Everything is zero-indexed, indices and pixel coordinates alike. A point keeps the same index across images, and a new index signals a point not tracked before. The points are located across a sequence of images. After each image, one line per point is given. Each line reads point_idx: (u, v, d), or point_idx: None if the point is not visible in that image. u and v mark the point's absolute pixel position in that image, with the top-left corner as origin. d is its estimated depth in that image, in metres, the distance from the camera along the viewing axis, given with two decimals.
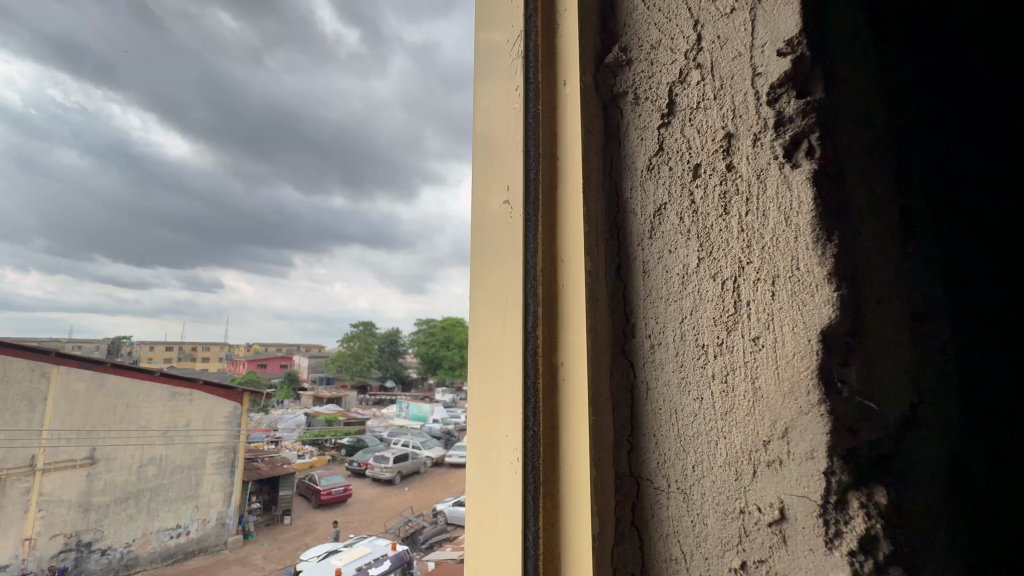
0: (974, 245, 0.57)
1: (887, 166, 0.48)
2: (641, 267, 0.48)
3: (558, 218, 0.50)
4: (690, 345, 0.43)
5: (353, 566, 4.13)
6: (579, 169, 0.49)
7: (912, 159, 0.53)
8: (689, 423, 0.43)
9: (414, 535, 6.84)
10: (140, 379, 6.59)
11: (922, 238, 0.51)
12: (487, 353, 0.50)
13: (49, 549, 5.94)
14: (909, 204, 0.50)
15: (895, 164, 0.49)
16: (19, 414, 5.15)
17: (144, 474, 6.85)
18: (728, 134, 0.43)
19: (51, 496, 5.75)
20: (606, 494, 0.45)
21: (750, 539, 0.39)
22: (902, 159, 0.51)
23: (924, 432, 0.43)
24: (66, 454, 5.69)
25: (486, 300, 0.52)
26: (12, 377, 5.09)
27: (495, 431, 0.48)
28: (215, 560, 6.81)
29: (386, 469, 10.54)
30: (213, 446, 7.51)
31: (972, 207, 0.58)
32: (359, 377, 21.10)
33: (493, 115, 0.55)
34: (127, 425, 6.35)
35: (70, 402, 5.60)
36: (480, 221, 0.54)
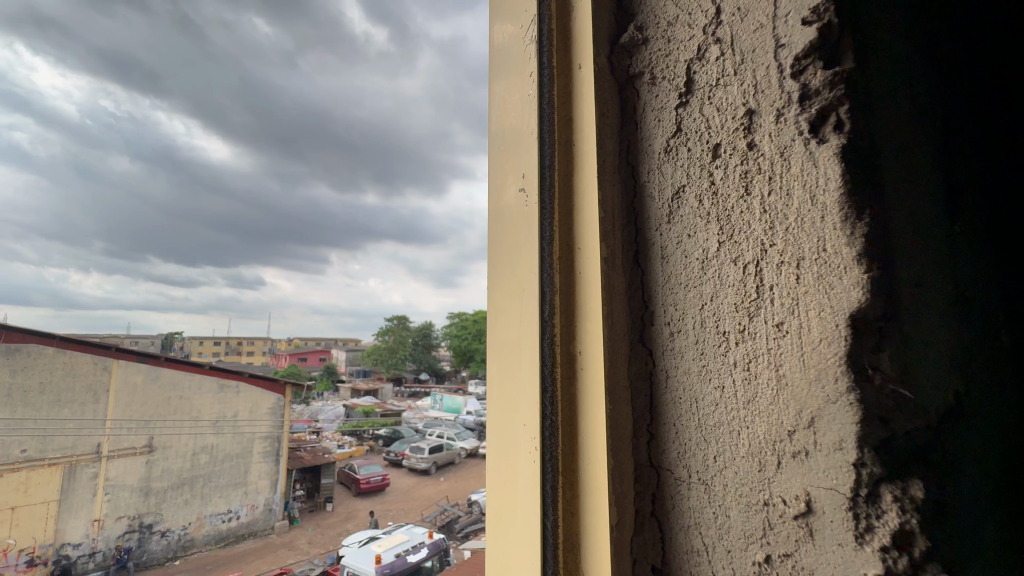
0: (999, 214, 0.51)
1: (923, 141, 0.44)
2: (660, 253, 0.47)
3: (574, 204, 0.49)
4: (711, 331, 0.42)
5: (393, 552, 4.25)
6: (593, 155, 0.48)
7: (936, 116, 0.48)
8: (711, 413, 0.42)
9: (450, 524, 7.02)
10: (192, 373, 7.05)
11: (949, 205, 0.45)
12: (504, 342, 0.50)
13: (115, 529, 6.34)
14: (939, 172, 0.45)
15: (924, 129, 0.45)
16: (85, 405, 5.91)
17: (197, 461, 7.08)
18: (748, 111, 0.41)
19: (116, 481, 6.31)
20: (624, 485, 0.45)
21: (775, 533, 0.37)
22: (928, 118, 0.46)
23: (962, 437, 0.39)
24: (128, 441, 6.31)
25: (503, 288, 0.52)
26: (79, 370, 5.90)
27: (513, 420, 0.48)
28: (263, 545, 7.22)
29: (422, 460, 10.78)
30: (259, 437, 7.65)
31: (995, 171, 0.52)
32: (395, 369, 21.54)
33: (507, 104, 0.55)
34: (180, 416, 6.85)
35: (129, 394, 6.35)
36: (497, 210, 0.54)
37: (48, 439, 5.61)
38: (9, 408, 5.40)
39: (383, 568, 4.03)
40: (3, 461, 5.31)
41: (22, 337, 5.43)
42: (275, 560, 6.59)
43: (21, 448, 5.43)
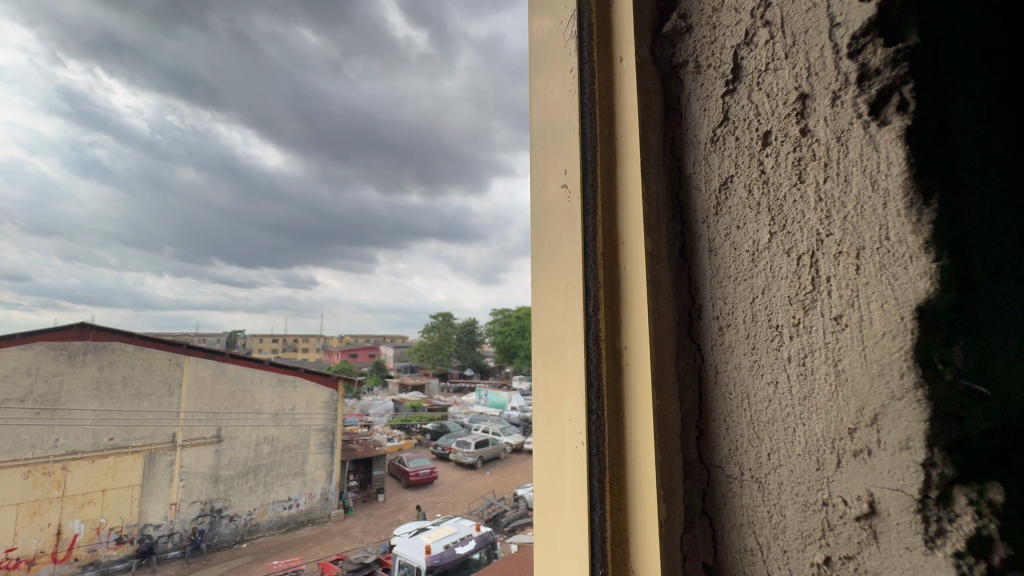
0: None
1: (987, 114, 0.40)
2: (708, 245, 0.46)
3: (618, 198, 0.48)
4: (763, 325, 0.41)
5: (443, 543, 4.35)
6: (636, 148, 0.48)
7: (997, 77, 0.43)
8: (763, 409, 0.41)
9: (497, 517, 7.09)
10: (252, 368, 7.50)
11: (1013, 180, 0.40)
12: (549, 338, 0.51)
13: (190, 512, 6.79)
14: (1003, 140, 0.40)
15: (988, 98, 0.41)
16: (161, 397, 6.60)
17: (261, 451, 7.46)
18: (801, 95, 0.40)
19: (190, 468, 6.79)
20: (673, 480, 0.44)
21: (835, 535, 0.35)
22: (988, 82, 0.41)
23: None
24: (199, 431, 6.83)
25: (546, 284, 0.52)
26: (156, 366, 6.59)
27: (558, 414, 0.48)
28: (320, 532, 7.60)
29: (468, 454, 10.96)
30: (315, 429, 8.00)
31: None
32: (441, 365, 21.93)
33: (549, 100, 0.55)
34: (244, 408, 7.27)
35: (199, 388, 6.94)
36: (540, 206, 0.55)
37: (132, 428, 6.32)
38: (98, 400, 6.18)
39: (433, 559, 4.14)
40: (94, 447, 6.06)
41: (108, 336, 6.27)
42: (332, 547, 6.93)
43: (108, 436, 6.16)
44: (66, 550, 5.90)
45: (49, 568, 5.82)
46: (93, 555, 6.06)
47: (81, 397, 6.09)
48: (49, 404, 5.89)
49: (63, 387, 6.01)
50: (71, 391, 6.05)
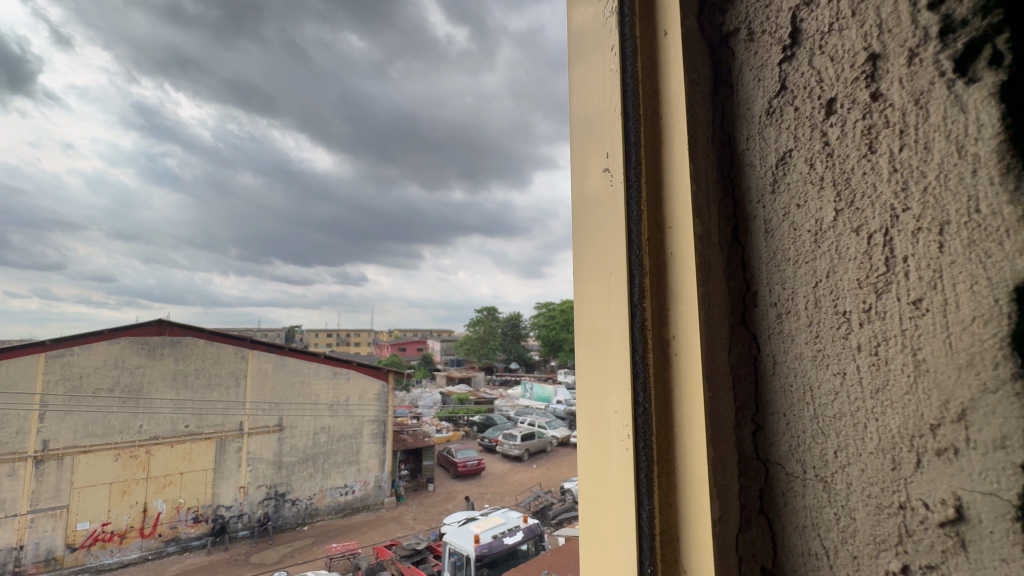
0: None
1: None
2: (764, 227, 0.43)
3: (663, 179, 0.46)
4: (827, 312, 0.37)
5: (491, 533, 4.42)
6: (682, 127, 0.45)
7: None
8: (829, 402, 0.37)
9: (544, 510, 7.11)
10: (309, 361, 7.91)
11: None
12: (592, 331, 0.49)
13: (257, 495, 7.26)
14: None
15: None
16: (229, 387, 7.11)
17: (318, 439, 7.85)
18: (872, 55, 0.35)
19: (256, 454, 7.27)
20: (726, 477, 0.42)
21: (913, 540, 0.32)
22: None
23: None
24: (263, 420, 7.30)
25: (589, 272, 0.50)
26: (224, 358, 7.11)
27: (603, 407, 0.47)
28: (375, 518, 7.93)
29: (514, 446, 11.06)
30: (368, 420, 8.33)
31: None
32: (486, 359, 22.23)
33: (588, 82, 0.53)
34: (302, 399, 7.70)
35: (262, 379, 7.43)
36: (580, 193, 0.53)
37: (204, 416, 6.86)
38: (175, 390, 6.68)
39: (481, 548, 4.22)
40: (172, 433, 6.63)
41: (182, 331, 6.83)
42: (386, 532, 7.21)
43: (184, 423, 6.70)
44: (152, 526, 6.45)
45: (138, 543, 6.36)
46: (174, 531, 6.60)
47: (159, 387, 6.61)
48: (133, 392, 6.44)
49: (143, 378, 6.51)
50: (152, 381, 6.57)
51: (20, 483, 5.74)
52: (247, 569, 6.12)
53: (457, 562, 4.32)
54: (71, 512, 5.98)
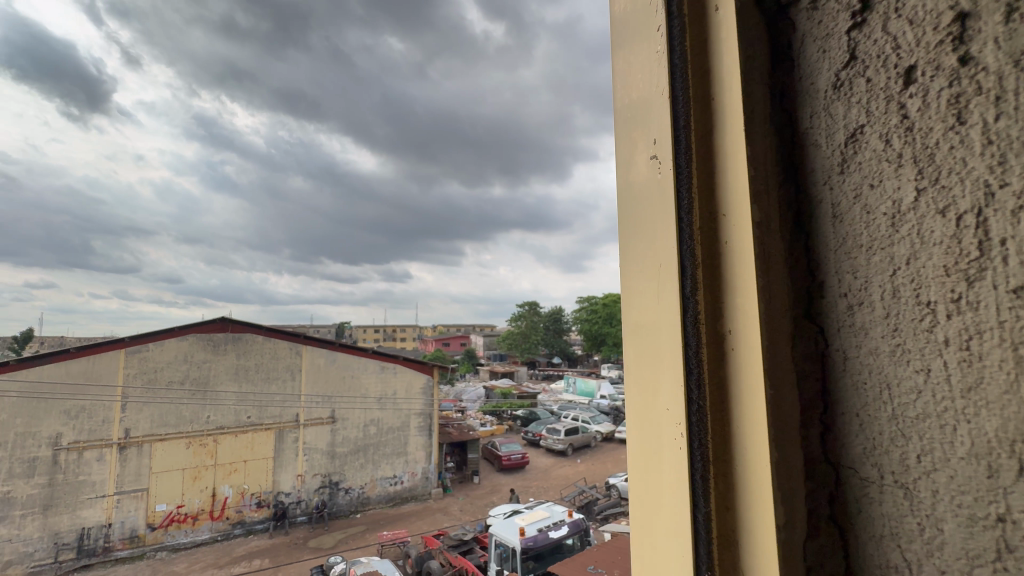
0: None
1: None
2: (831, 211, 0.40)
3: (716, 166, 0.44)
4: (908, 303, 0.34)
5: (536, 526, 4.44)
6: (737, 112, 0.42)
7: None
8: (911, 402, 0.34)
9: (589, 505, 7.06)
10: (357, 357, 8.22)
11: None
12: (642, 327, 0.47)
13: (313, 483, 7.63)
14: None
15: None
16: (286, 380, 7.53)
17: (368, 431, 8.14)
18: (958, 14, 0.31)
19: (311, 444, 7.64)
20: (794, 479, 0.39)
21: (1015, 558, 0.27)
22: None
23: None
24: (317, 412, 7.67)
25: (636, 265, 0.49)
26: (280, 353, 7.54)
27: (654, 404, 0.45)
28: (423, 508, 8.15)
29: (558, 441, 11.05)
30: (414, 413, 8.57)
31: None
32: (529, 354, 22.29)
33: (633, 68, 0.51)
34: (353, 392, 8.02)
35: (315, 372, 7.80)
36: (627, 182, 0.51)
37: (264, 408, 7.30)
38: (237, 382, 7.14)
39: (526, 541, 4.25)
40: (236, 424, 7.09)
41: (242, 329, 7.28)
42: (434, 522, 7.40)
43: (247, 414, 7.16)
44: (220, 509, 6.93)
45: (208, 524, 6.85)
46: (240, 515, 7.06)
47: (223, 380, 7.08)
48: (200, 384, 6.92)
49: (210, 372, 6.99)
50: (217, 374, 7.04)
51: (107, 467, 6.28)
52: (306, 552, 6.46)
53: (502, 553, 4.38)
54: (150, 495, 6.50)
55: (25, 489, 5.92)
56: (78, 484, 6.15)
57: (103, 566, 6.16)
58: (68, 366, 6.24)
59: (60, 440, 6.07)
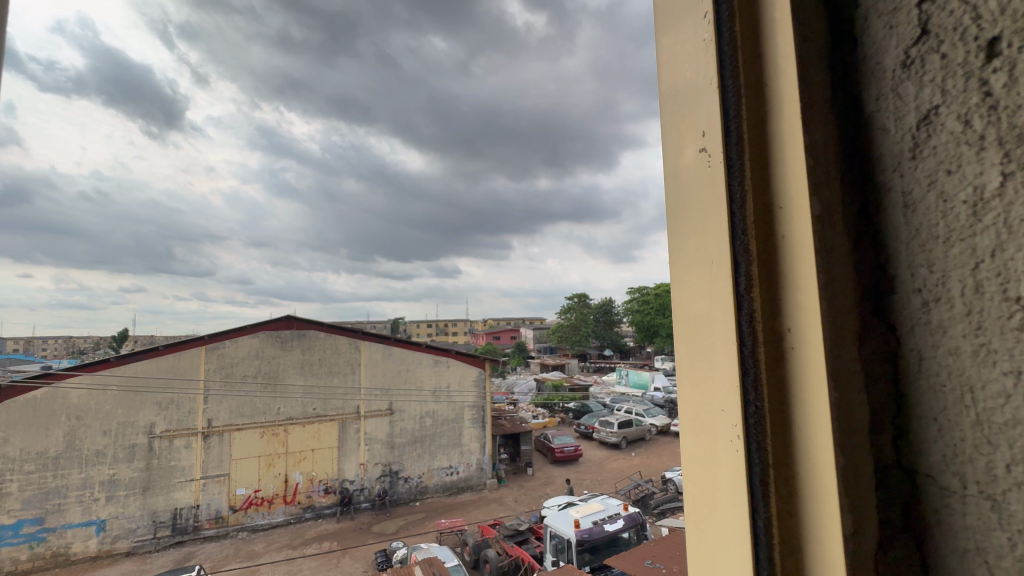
0: None
1: None
2: (904, 200, 0.37)
3: (771, 156, 0.42)
4: (992, 299, 0.30)
5: (591, 519, 4.43)
6: (793, 101, 0.40)
7: None
8: (998, 409, 0.30)
9: (645, 499, 6.93)
10: (412, 351, 8.52)
11: None
12: (693, 325, 0.46)
13: (375, 472, 8.00)
14: None
15: None
16: (346, 374, 7.93)
17: (424, 423, 8.42)
18: None
19: (372, 435, 8.01)
20: (863, 485, 0.37)
21: None
22: None
23: None
24: (376, 404, 8.03)
25: (687, 262, 0.47)
26: (341, 349, 7.96)
27: (708, 403, 0.44)
28: (478, 497, 8.34)
29: (611, 434, 10.92)
30: (468, 405, 8.77)
31: None
32: (579, 346, 22.09)
33: (679, 57, 0.50)
34: (409, 385, 8.33)
35: (373, 366, 8.17)
36: (675, 175, 0.50)
37: (328, 400, 7.72)
38: (304, 376, 7.61)
39: (582, 533, 4.25)
40: (303, 415, 7.56)
41: (305, 326, 7.75)
42: (490, 512, 7.55)
43: (313, 406, 7.61)
44: (292, 494, 7.43)
45: (283, 508, 7.36)
46: (310, 500, 7.53)
47: (291, 374, 7.56)
48: (271, 378, 7.44)
49: (278, 366, 7.49)
50: (285, 369, 7.53)
51: (194, 454, 6.90)
52: (370, 537, 6.80)
53: (558, 544, 4.41)
54: (231, 479, 7.07)
55: (127, 472, 6.59)
56: (170, 468, 6.80)
57: (194, 543, 6.78)
58: (158, 362, 6.90)
59: (154, 429, 6.71)
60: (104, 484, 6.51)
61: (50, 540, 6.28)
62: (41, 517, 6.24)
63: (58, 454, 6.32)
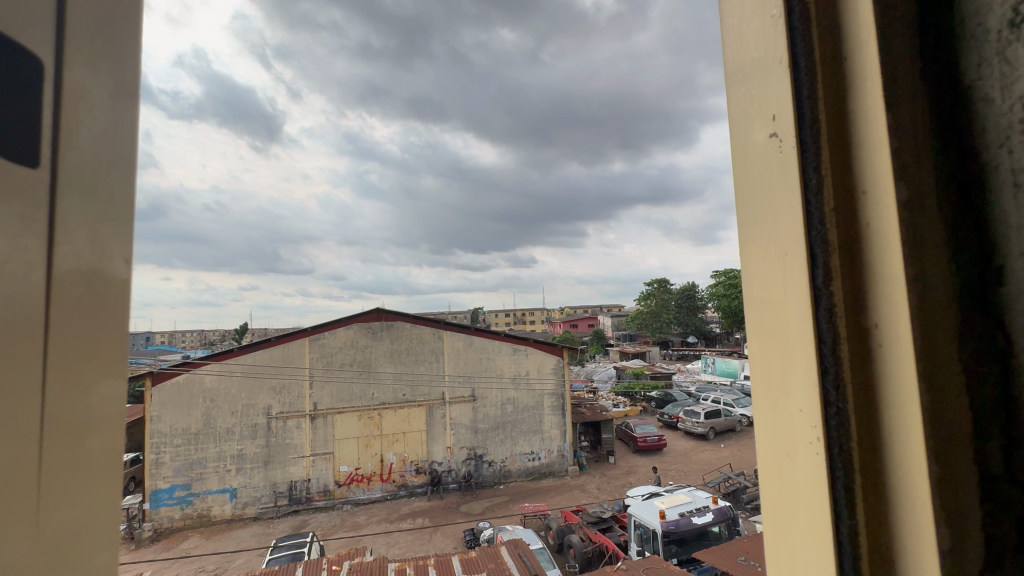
0: None
1: None
2: (1010, 182, 0.35)
3: (854, 141, 0.39)
4: None
5: (677, 511, 4.30)
6: (878, 79, 0.37)
7: None
8: None
9: (737, 493, 6.57)
10: (491, 340, 8.75)
11: None
12: (763, 318, 0.43)
13: (460, 455, 8.39)
14: None
15: None
16: (431, 362, 8.39)
17: (506, 409, 8.67)
18: None
19: (456, 420, 8.40)
20: (964, 494, 0.34)
21: None
22: None
23: None
24: (459, 391, 8.41)
25: (754, 253, 0.44)
26: (425, 338, 8.41)
27: (783, 403, 0.41)
28: (560, 483, 8.43)
29: (698, 424, 10.45)
30: (547, 393, 8.85)
31: None
32: (661, 333, 21.26)
33: (743, 32, 0.45)
34: (489, 372, 8.61)
35: (456, 355, 8.54)
36: (740, 159, 0.46)
37: (416, 386, 8.23)
38: (394, 364, 8.19)
39: (667, 524, 4.15)
40: (394, 400, 8.12)
41: (392, 317, 8.28)
42: (572, 498, 7.61)
43: (402, 392, 8.17)
44: (388, 473, 8.04)
45: (380, 485, 7.98)
46: (404, 479, 8.09)
47: (382, 363, 8.15)
48: (365, 366, 8.07)
49: (371, 355, 8.11)
50: (377, 358, 8.13)
51: (304, 433, 7.70)
52: (459, 516, 7.17)
53: (643, 534, 4.34)
54: (335, 457, 7.81)
55: (251, 448, 7.53)
56: (286, 446, 7.66)
57: (308, 512, 7.60)
58: (271, 352, 7.73)
59: (271, 411, 7.60)
60: (234, 457, 7.50)
61: (195, 503, 7.36)
62: (188, 483, 7.34)
63: (198, 430, 7.38)
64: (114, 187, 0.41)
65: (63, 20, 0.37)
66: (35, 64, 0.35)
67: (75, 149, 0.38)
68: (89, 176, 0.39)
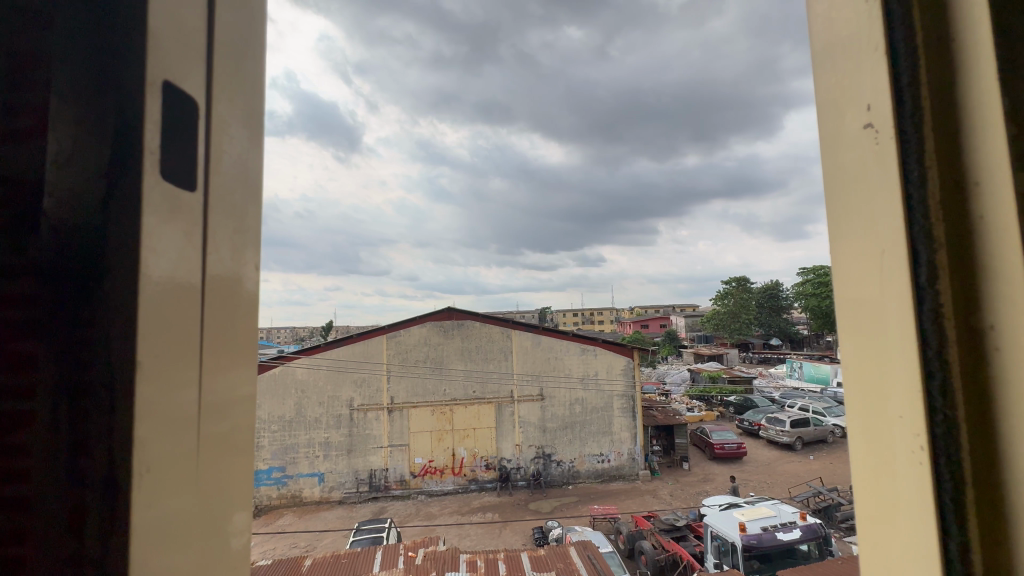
0: None
1: None
2: None
3: (965, 132, 0.37)
4: None
5: (760, 524, 4.04)
6: (992, 69, 0.35)
7: None
8: None
9: (828, 510, 6.02)
10: (560, 339, 8.72)
11: None
12: (858, 320, 0.40)
13: (529, 453, 8.46)
14: None
15: None
16: (500, 360, 8.55)
17: (574, 409, 8.60)
18: None
19: (525, 418, 8.49)
20: None
21: None
22: None
23: None
24: (528, 390, 8.49)
25: (848, 252, 0.41)
26: (494, 337, 8.59)
27: (882, 410, 0.38)
28: (631, 487, 8.23)
29: (783, 433, 9.69)
30: (617, 394, 8.65)
31: None
32: (740, 335, 19.97)
33: (834, 18, 0.43)
34: (557, 371, 8.61)
35: (524, 354, 8.63)
36: (831, 151, 0.43)
37: (485, 384, 8.44)
38: (465, 362, 8.44)
39: (748, 538, 3.92)
40: (465, 396, 8.38)
41: (463, 316, 8.54)
42: (644, 503, 7.40)
43: (472, 389, 8.40)
44: (459, 467, 8.31)
45: (452, 478, 8.27)
46: (474, 473, 8.31)
47: (453, 360, 8.44)
48: (437, 363, 8.39)
49: (443, 352, 8.42)
50: (449, 355, 8.43)
51: (382, 425, 8.18)
52: (527, 513, 7.25)
53: (721, 546, 4.13)
54: (410, 449, 8.21)
55: (336, 436, 8.14)
56: (366, 436, 8.17)
57: (386, 499, 8.05)
58: (353, 347, 8.31)
59: (353, 403, 8.16)
60: (322, 444, 8.14)
61: (289, 484, 8.09)
62: (283, 466, 8.08)
63: (291, 418, 8.11)
64: (246, 207, 0.49)
65: (211, 68, 0.45)
66: (190, 104, 0.42)
67: (220, 173, 0.45)
68: (230, 198, 0.46)
